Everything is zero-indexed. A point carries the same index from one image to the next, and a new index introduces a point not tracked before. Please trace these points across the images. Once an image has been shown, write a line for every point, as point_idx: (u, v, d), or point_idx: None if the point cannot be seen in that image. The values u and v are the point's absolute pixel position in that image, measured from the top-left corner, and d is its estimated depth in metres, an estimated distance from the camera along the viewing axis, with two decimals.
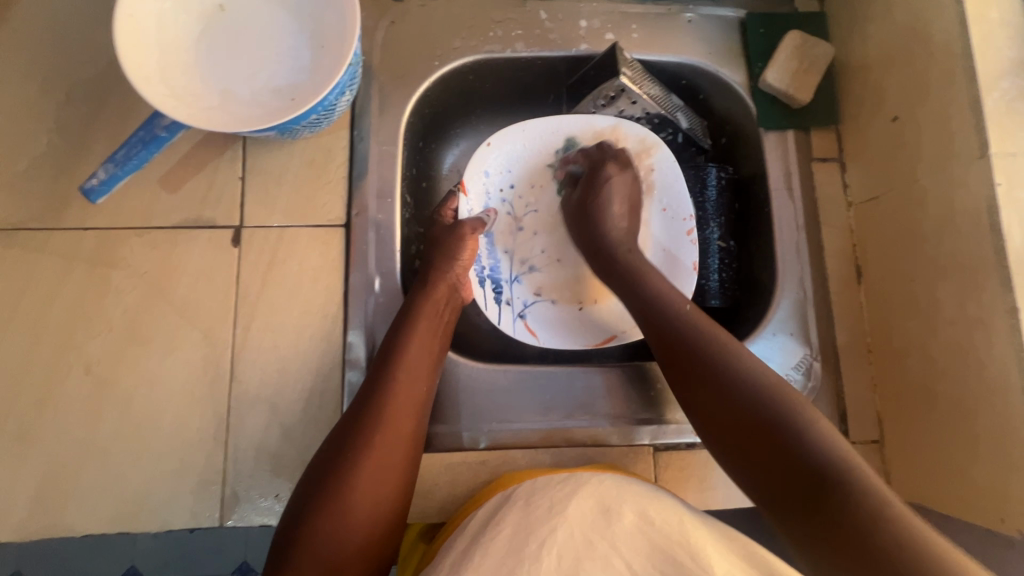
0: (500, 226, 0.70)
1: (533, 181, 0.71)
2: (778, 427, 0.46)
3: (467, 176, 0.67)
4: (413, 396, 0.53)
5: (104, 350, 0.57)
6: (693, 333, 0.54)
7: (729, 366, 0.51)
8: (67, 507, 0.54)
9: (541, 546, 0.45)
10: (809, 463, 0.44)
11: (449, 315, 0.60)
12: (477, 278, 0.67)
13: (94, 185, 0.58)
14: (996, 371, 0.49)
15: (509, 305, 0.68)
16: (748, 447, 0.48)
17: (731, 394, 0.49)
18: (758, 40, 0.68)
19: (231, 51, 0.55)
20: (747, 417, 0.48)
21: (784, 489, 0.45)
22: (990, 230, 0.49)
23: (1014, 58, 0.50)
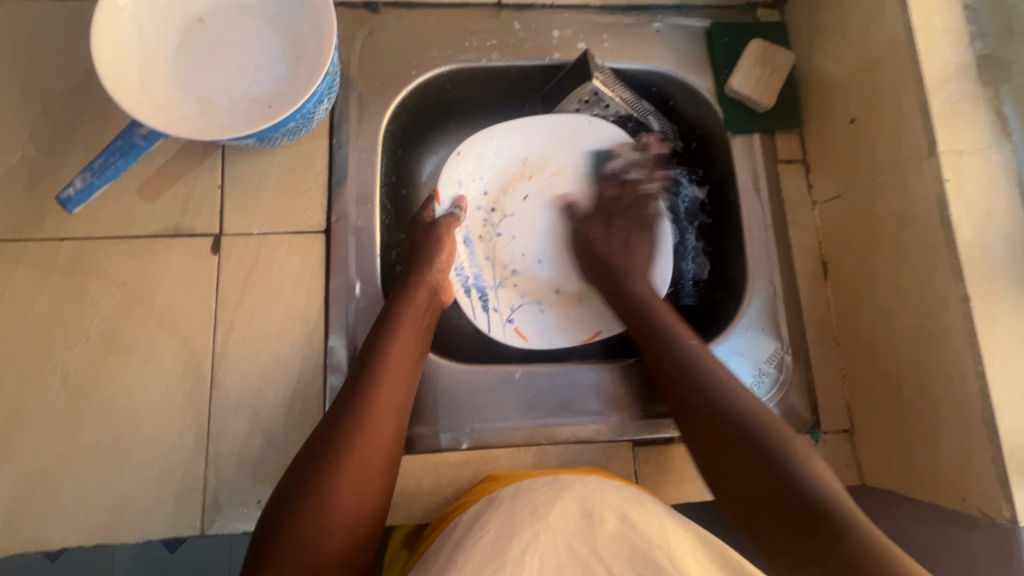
0: (478, 231, 0.72)
1: (507, 185, 0.73)
2: (764, 458, 0.49)
3: (440, 185, 0.68)
4: (395, 399, 0.54)
5: (81, 360, 0.57)
6: (684, 361, 0.56)
7: (710, 379, 0.54)
8: (44, 519, 0.54)
9: (524, 550, 0.46)
10: (805, 500, 0.46)
11: (429, 318, 0.61)
12: (461, 287, 0.69)
13: (71, 195, 0.57)
14: (953, 357, 0.51)
15: (496, 312, 0.70)
16: (731, 469, 0.50)
17: (721, 423, 0.52)
18: (724, 48, 0.71)
19: (210, 62, 0.56)
20: (736, 444, 0.50)
21: (776, 517, 0.46)
22: (942, 224, 0.52)
23: (956, 63, 0.54)
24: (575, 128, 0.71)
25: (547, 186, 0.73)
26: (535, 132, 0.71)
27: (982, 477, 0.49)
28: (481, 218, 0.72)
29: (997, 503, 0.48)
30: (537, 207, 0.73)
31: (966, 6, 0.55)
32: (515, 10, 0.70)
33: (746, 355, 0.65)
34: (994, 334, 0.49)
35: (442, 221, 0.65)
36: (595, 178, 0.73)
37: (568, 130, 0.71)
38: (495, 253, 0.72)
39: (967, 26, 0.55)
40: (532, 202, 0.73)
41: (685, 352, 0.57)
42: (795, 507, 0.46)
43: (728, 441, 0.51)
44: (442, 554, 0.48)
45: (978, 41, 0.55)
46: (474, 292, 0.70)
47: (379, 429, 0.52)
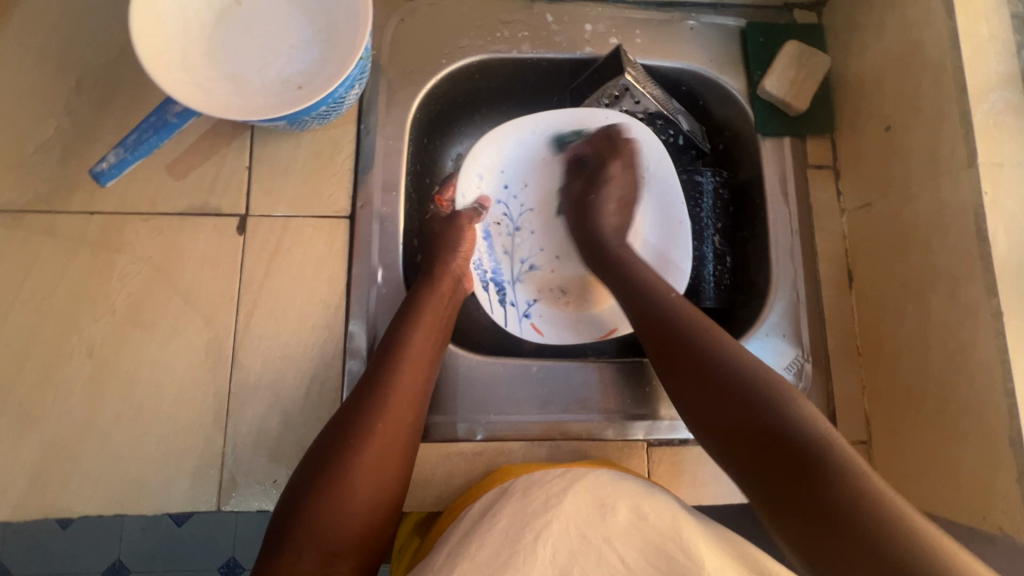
0: (496, 224, 0.72)
1: (527, 180, 0.73)
2: (765, 406, 0.46)
3: (460, 180, 0.68)
4: (416, 381, 0.54)
5: (107, 333, 0.58)
6: (675, 318, 0.55)
7: (731, 356, 0.50)
8: (66, 487, 0.55)
9: (536, 538, 0.46)
10: (797, 445, 0.43)
11: (451, 308, 0.61)
12: (480, 281, 0.69)
13: (104, 168, 0.57)
14: (981, 373, 0.50)
15: (513, 306, 0.70)
16: (733, 416, 0.47)
17: (713, 373, 0.49)
18: (758, 49, 0.70)
19: (245, 45, 0.56)
20: (730, 394, 0.48)
21: (769, 469, 0.44)
22: (977, 237, 0.51)
23: (1002, 73, 0.52)
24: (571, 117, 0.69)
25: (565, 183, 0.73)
26: (556, 126, 0.70)
27: (1004, 495, 0.48)
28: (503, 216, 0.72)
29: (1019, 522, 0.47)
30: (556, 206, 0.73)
31: (1015, 14, 0.54)
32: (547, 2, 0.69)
33: (765, 360, 0.64)
34: None
35: (464, 213, 0.66)
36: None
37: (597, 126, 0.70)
38: (514, 252, 0.72)
39: (1015, 35, 0.53)
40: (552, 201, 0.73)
41: (683, 311, 0.55)
42: (789, 444, 0.44)
43: (723, 392, 0.48)
44: (453, 542, 0.48)
45: None
46: (493, 288, 0.70)
47: (401, 409, 0.52)
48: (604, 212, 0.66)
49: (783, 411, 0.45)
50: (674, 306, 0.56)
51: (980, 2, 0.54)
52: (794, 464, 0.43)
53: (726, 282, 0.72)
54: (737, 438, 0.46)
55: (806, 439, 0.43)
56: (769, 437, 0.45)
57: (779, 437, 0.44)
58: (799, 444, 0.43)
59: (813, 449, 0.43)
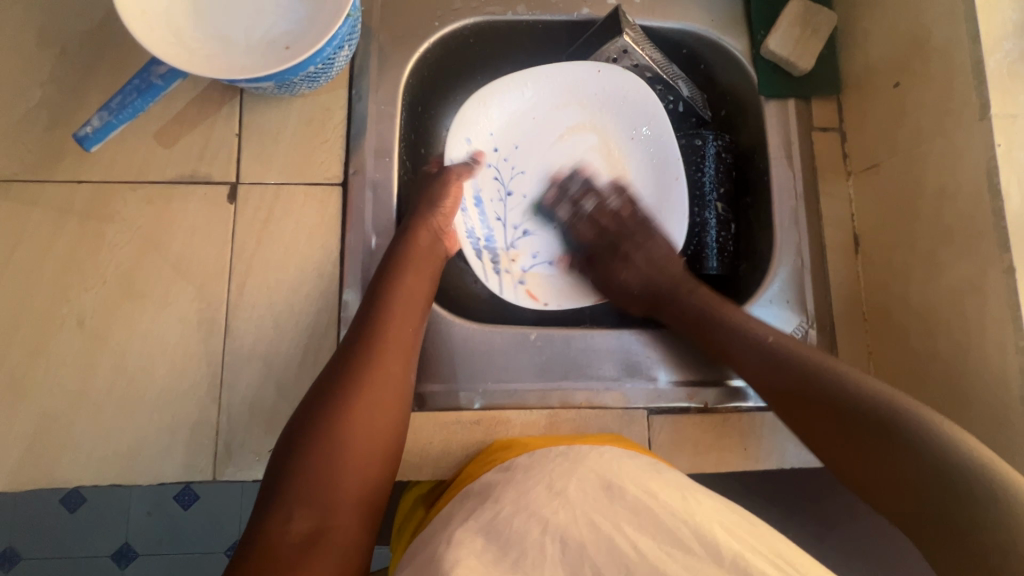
0: (488, 189, 0.70)
1: (517, 142, 0.71)
2: (841, 394, 0.49)
3: (450, 141, 0.66)
4: (405, 340, 0.53)
5: (98, 303, 0.57)
6: (697, 315, 0.60)
7: (748, 336, 0.57)
8: (61, 457, 0.54)
9: (544, 530, 0.44)
10: (871, 423, 0.47)
11: (436, 262, 0.60)
12: (472, 249, 0.67)
13: (88, 133, 0.55)
14: (992, 333, 0.49)
15: (508, 273, 0.68)
16: (812, 409, 0.51)
17: (742, 359, 0.57)
18: (761, 8, 0.68)
19: (230, 3, 0.55)
20: (783, 381, 0.53)
21: (913, 492, 0.44)
22: (990, 192, 0.49)
23: (1017, 21, 0.50)
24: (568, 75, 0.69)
25: (552, 149, 0.71)
26: (555, 90, 0.69)
27: (1015, 457, 0.47)
28: (494, 179, 0.70)
29: None
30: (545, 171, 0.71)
31: None
32: None
33: (769, 327, 0.63)
34: None
35: (453, 169, 0.64)
36: (605, 132, 0.71)
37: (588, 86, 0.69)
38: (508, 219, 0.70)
39: None
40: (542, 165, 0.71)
41: (706, 305, 0.60)
42: (868, 423, 0.47)
43: (783, 381, 0.53)
44: (455, 524, 0.47)
45: None
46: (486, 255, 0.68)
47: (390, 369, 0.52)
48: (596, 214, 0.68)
49: (829, 382, 0.51)
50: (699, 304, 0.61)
51: None
52: (878, 438, 0.46)
53: (729, 249, 0.69)
54: (806, 423, 0.52)
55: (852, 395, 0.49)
56: (854, 422, 0.48)
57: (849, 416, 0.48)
58: (862, 411, 0.48)
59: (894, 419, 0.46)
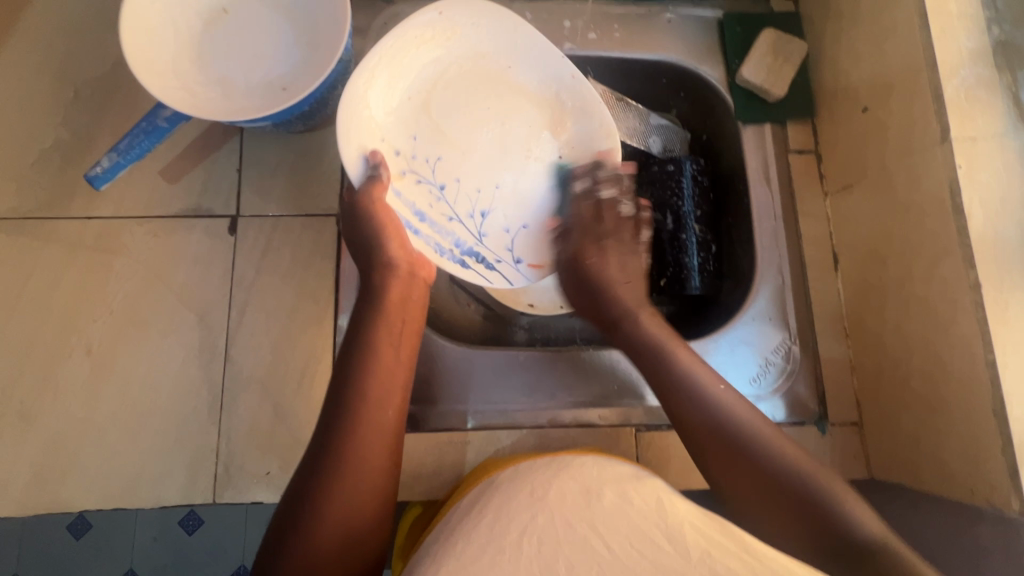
0: (417, 200, 0.60)
1: (415, 133, 0.60)
2: (743, 443, 0.48)
3: (347, 162, 0.54)
4: (390, 384, 0.50)
5: (104, 333, 0.59)
6: (653, 360, 0.54)
7: (714, 399, 0.50)
8: (67, 482, 0.56)
9: (522, 533, 0.43)
10: (795, 489, 0.45)
11: (415, 309, 0.56)
12: (456, 265, 0.61)
13: (98, 172, 0.60)
14: (963, 346, 0.50)
15: (500, 262, 0.62)
16: (721, 459, 0.48)
17: (702, 413, 0.50)
18: (736, 39, 0.71)
19: (231, 50, 0.58)
20: (719, 436, 0.48)
21: (765, 502, 0.46)
22: (954, 211, 0.51)
23: (973, 48, 0.53)
24: (423, 32, 0.58)
25: (460, 119, 0.62)
26: (398, 43, 0.57)
27: (990, 468, 0.48)
28: (427, 188, 0.61)
29: (1006, 495, 0.47)
30: (465, 144, 0.62)
31: None
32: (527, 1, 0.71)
33: (751, 345, 0.64)
34: (1005, 323, 0.48)
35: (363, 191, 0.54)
36: (477, 63, 0.61)
37: (429, 21, 0.57)
38: (467, 215, 0.62)
39: (985, 11, 0.54)
40: (460, 140, 0.62)
41: (657, 339, 0.54)
42: (779, 482, 0.46)
43: (711, 434, 0.49)
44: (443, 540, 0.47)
45: (996, 26, 0.54)
46: (469, 263, 0.61)
47: (374, 414, 0.49)
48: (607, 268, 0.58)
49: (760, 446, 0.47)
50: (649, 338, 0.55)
51: None
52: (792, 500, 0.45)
53: (710, 268, 0.70)
54: (732, 475, 0.47)
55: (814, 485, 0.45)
56: (760, 478, 0.46)
57: (766, 472, 0.46)
58: (781, 474, 0.46)
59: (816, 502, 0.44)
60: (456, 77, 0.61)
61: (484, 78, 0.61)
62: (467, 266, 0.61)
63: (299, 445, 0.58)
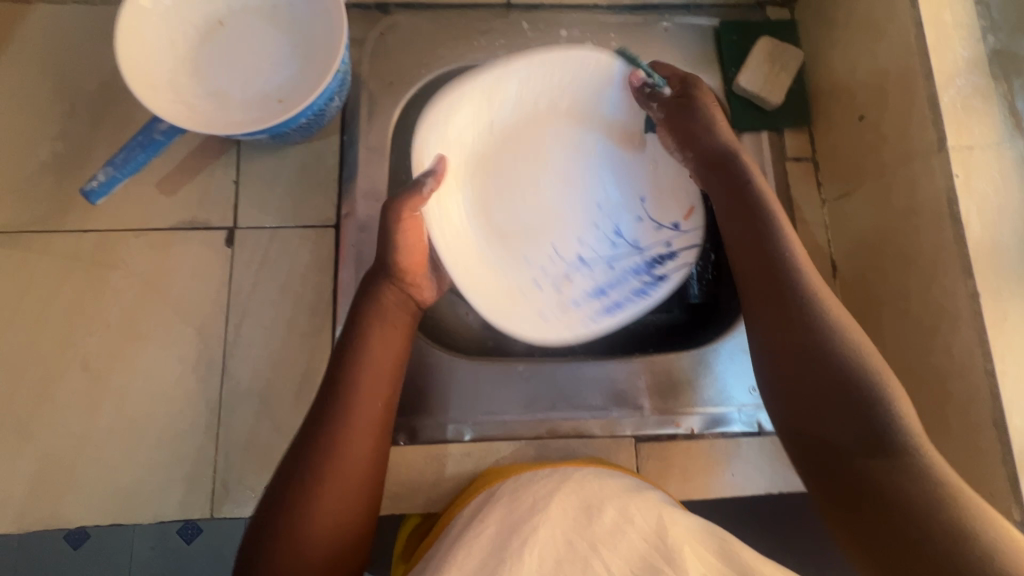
0: (560, 290, 0.63)
1: (506, 232, 0.65)
2: (870, 430, 0.43)
3: (471, 297, 0.58)
4: (381, 372, 0.51)
5: (101, 347, 0.59)
6: (797, 306, 0.48)
7: (832, 346, 0.46)
8: (63, 498, 0.56)
9: (523, 544, 0.45)
10: (889, 481, 0.41)
11: (407, 318, 0.56)
12: (654, 280, 0.63)
13: (94, 187, 0.59)
14: (963, 356, 0.50)
15: (671, 247, 0.64)
16: (827, 448, 0.44)
17: (831, 390, 0.44)
18: (732, 47, 0.71)
19: (227, 63, 0.58)
20: (831, 415, 0.44)
21: (839, 494, 0.43)
22: (951, 220, 0.51)
23: (968, 57, 0.53)
24: (439, 129, 0.59)
25: (528, 187, 0.66)
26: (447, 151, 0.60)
27: (990, 478, 0.48)
28: (565, 270, 0.64)
29: (1007, 505, 0.47)
30: (546, 204, 0.66)
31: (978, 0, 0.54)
32: (523, 10, 0.71)
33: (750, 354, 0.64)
34: (1003, 332, 0.48)
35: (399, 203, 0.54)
36: (506, 121, 0.64)
37: (451, 105, 0.59)
38: (609, 262, 0.65)
39: (980, 20, 0.54)
40: (540, 204, 0.66)
41: (787, 263, 0.50)
42: (872, 474, 0.42)
43: (820, 414, 0.45)
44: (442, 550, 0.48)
45: (991, 35, 0.54)
46: (650, 274, 0.64)
47: (361, 408, 0.49)
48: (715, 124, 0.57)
49: (891, 441, 0.42)
50: (777, 274, 0.49)
51: None
52: (870, 487, 0.42)
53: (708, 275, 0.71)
54: (818, 456, 0.45)
55: (883, 418, 0.43)
56: (852, 468, 0.43)
57: (875, 466, 0.42)
58: (881, 470, 0.42)
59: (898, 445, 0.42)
60: (501, 141, 0.65)
61: (525, 135, 0.66)
62: (657, 279, 0.63)
63: None
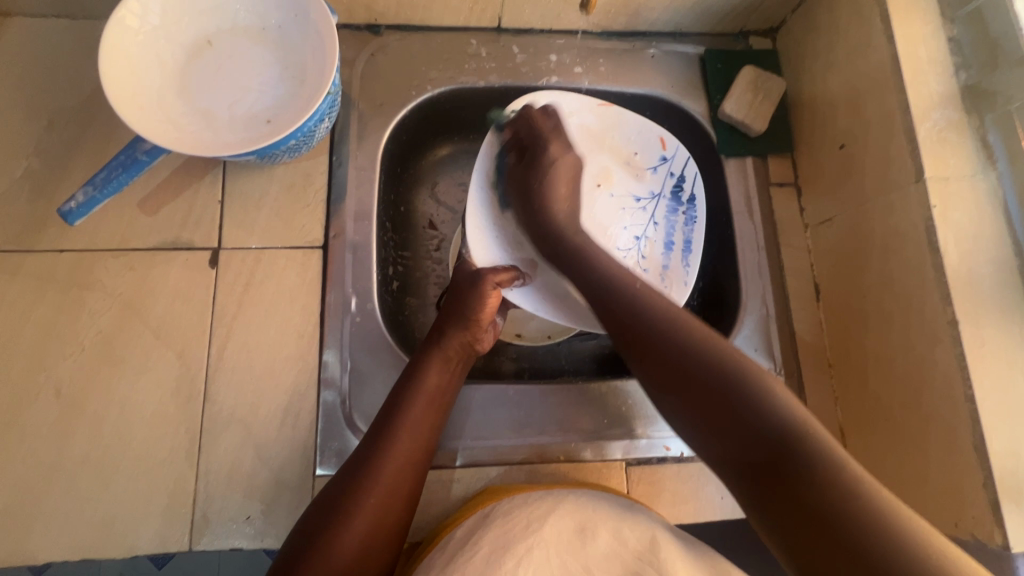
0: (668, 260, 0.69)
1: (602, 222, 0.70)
2: (795, 447, 0.42)
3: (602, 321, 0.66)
4: (433, 410, 0.55)
5: (75, 372, 0.57)
6: (692, 351, 0.50)
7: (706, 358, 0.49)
8: (31, 532, 0.53)
9: (518, 563, 0.47)
10: (820, 498, 0.40)
11: (460, 370, 0.59)
12: (689, 230, 0.69)
13: (72, 208, 0.57)
14: (944, 381, 0.51)
15: (678, 175, 0.69)
16: (759, 466, 0.44)
17: (754, 416, 0.45)
18: (717, 75, 0.73)
19: (216, 83, 0.58)
20: (764, 437, 0.44)
21: (785, 513, 0.41)
22: (930, 249, 0.53)
23: (942, 92, 0.55)
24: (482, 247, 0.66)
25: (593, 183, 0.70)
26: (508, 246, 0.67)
27: (972, 501, 0.49)
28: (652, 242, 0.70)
29: (989, 528, 0.48)
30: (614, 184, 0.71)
31: (950, 38, 0.57)
32: (514, 34, 0.72)
33: None
34: (981, 357, 0.49)
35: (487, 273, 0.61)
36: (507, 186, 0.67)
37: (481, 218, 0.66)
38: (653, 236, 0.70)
39: (952, 57, 0.56)
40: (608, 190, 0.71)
41: (659, 314, 0.53)
42: (808, 493, 0.40)
43: (757, 437, 0.44)
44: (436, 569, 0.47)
45: (963, 71, 0.56)
46: (681, 204, 0.69)
47: (405, 443, 0.52)
48: (553, 194, 0.63)
49: (810, 457, 0.42)
50: (659, 316, 0.53)
51: (916, 27, 0.57)
52: (796, 504, 0.41)
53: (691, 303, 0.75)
54: (754, 478, 0.44)
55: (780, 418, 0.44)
56: (780, 481, 0.42)
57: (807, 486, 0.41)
58: (815, 487, 0.40)
59: (792, 436, 0.43)
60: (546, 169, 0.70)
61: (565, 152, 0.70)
62: (689, 202, 0.69)
63: (280, 488, 0.56)
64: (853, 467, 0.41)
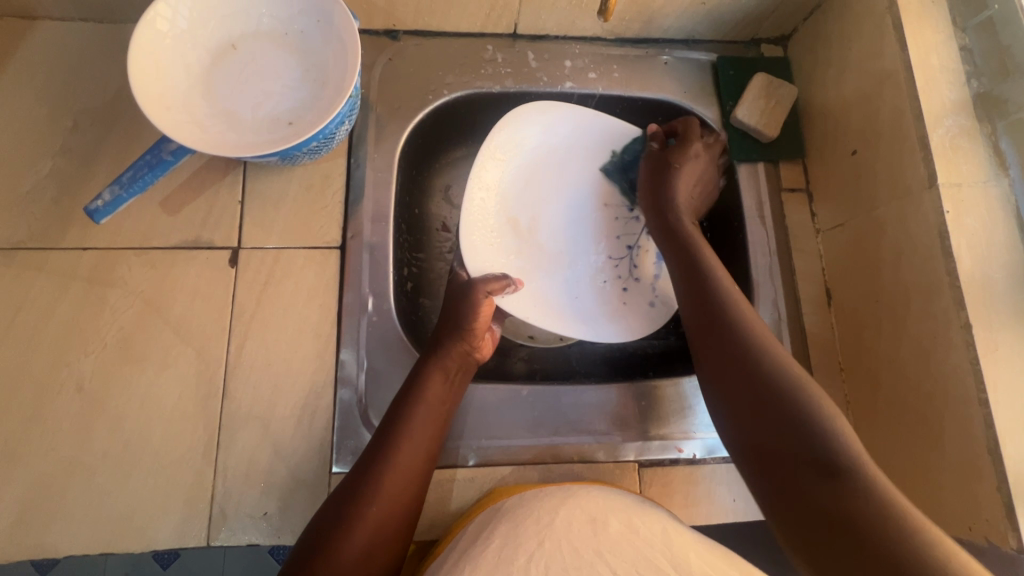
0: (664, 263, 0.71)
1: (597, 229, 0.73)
2: (842, 464, 0.44)
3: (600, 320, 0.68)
4: (436, 417, 0.56)
5: (97, 367, 0.58)
6: (757, 354, 0.52)
7: (775, 367, 0.51)
8: (51, 526, 0.54)
9: (529, 557, 0.45)
10: (860, 515, 0.41)
11: (462, 377, 0.59)
12: None
13: (98, 206, 0.59)
14: (957, 385, 0.52)
15: None
16: (800, 472, 0.46)
17: (809, 427, 0.47)
18: (729, 81, 0.74)
19: (239, 86, 0.59)
20: (815, 453, 0.46)
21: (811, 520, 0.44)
22: (943, 254, 0.53)
23: (954, 99, 0.56)
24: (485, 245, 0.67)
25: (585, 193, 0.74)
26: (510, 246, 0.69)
27: (987, 504, 0.49)
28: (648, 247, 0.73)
29: (1004, 531, 0.48)
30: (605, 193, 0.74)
31: (962, 47, 0.58)
32: (529, 40, 0.73)
33: None
34: (995, 361, 0.50)
35: (483, 283, 0.62)
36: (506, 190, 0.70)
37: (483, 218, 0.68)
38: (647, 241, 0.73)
39: (964, 66, 0.57)
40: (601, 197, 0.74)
41: (741, 318, 0.55)
42: (850, 507, 0.42)
43: (804, 449, 0.46)
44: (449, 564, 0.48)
45: (975, 80, 0.57)
46: None
47: (407, 451, 0.53)
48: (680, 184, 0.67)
49: (858, 478, 0.43)
50: (736, 319, 0.55)
51: (929, 35, 0.58)
52: (832, 516, 0.42)
53: None
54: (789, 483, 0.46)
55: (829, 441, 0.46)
56: (821, 493, 0.44)
57: (852, 501, 0.42)
58: (859, 505, 0.42)
59: (846, 458, 0.45)
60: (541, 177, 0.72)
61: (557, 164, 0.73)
62: None
63: (296, 485, 0.57)
64: (892, 492, 0.43)
